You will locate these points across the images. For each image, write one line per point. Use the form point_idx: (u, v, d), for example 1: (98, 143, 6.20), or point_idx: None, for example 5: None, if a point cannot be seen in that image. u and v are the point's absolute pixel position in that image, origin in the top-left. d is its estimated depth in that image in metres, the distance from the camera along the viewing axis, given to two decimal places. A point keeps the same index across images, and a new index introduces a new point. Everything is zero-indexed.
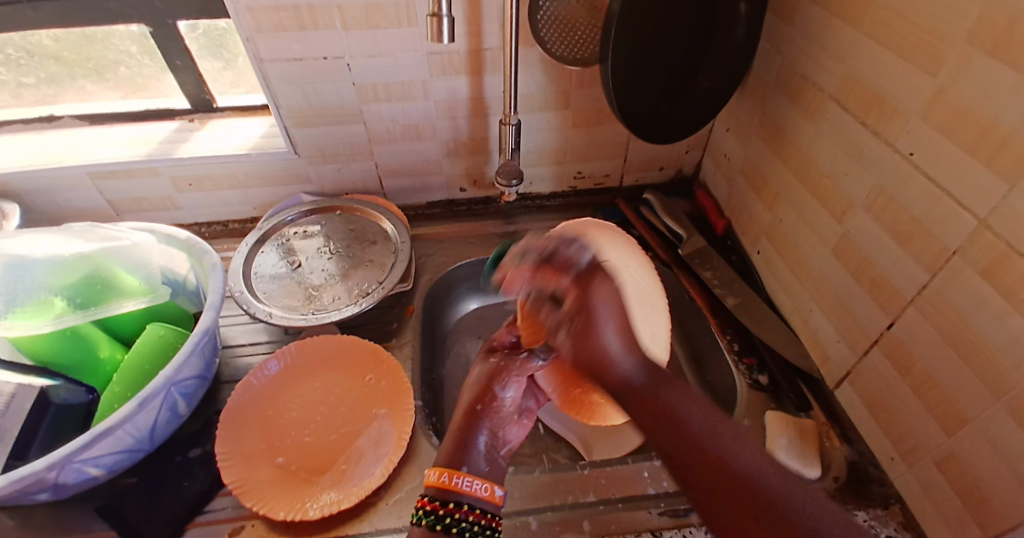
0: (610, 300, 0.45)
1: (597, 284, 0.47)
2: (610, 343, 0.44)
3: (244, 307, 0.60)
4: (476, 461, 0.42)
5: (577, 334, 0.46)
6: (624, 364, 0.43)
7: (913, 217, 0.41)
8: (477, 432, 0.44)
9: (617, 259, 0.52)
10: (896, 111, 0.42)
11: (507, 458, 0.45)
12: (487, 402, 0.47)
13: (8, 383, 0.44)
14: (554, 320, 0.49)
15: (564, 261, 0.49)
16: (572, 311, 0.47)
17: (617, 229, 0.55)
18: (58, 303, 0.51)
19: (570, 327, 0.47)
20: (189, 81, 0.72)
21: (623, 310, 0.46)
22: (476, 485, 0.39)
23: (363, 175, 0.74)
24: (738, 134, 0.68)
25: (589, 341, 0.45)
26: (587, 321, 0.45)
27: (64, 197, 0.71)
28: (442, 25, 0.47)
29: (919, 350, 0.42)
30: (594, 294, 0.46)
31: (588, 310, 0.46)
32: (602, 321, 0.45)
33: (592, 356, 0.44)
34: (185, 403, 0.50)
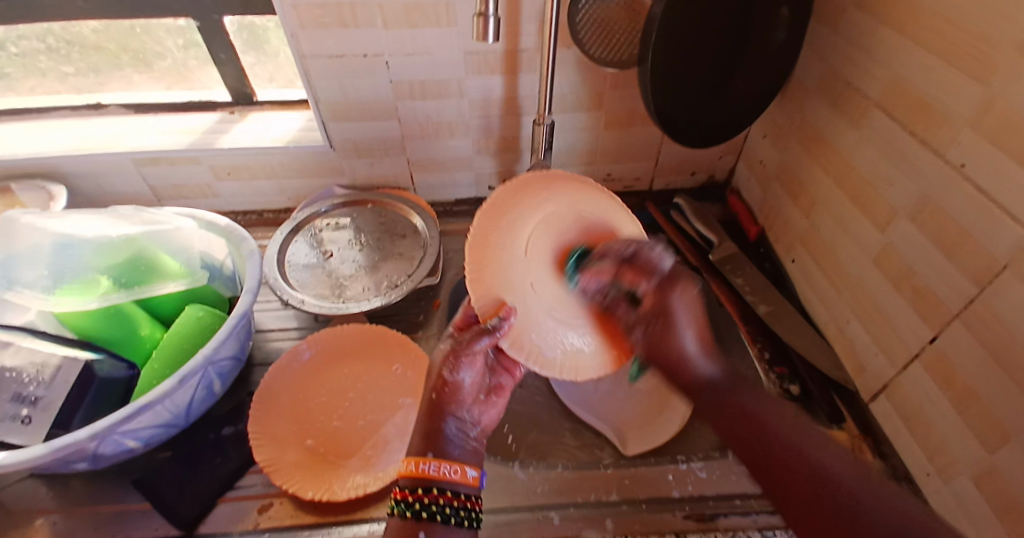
0: (689, 304, 0.45)
1: (661, 302, 0.45)
2: (687, 342, 0.44)
3: (278, 294, 0.62)
4: (447, 449, 0.42)
5: (656, 339, 0.44)
6: (704, 368, 0.44)
7: (960, 228, 0.40)
8: (443, 421, 0.43)
9: (664, 297, 0.45)
10: (944, 120, 0.41)
11: (478, 441, 0.45)
12: (441, 389, 0.44)
13: (53, 355, 0.44)
14: (630, 321, 0.45)
15: (647, 261, 0.44)
16: (650, 317, 0.45)
17: (656, 254, 0.44)
18: (104, 281, 0.53)
19: (644, 331, 0.45)
20: (231, 74, 0.74)
21: (691, 318, 0.45)
22: (446, 470, 0.40)
23: (395, 170, 0.76)
24: (775, 140, 0.67)
25: (669, 345, 0.44)
26: (664, 326, 0.44)
27: (110, 182, 0.74)
28: (487, 26, 0.48)
29: (961, 364, 0.41)
30: (670, 314, 0.44)
31: (667, 318, 0.44)
32: (678, 324, 0.45)
33: (669, 356, 0.44)
34: (220, 383, 0.52)
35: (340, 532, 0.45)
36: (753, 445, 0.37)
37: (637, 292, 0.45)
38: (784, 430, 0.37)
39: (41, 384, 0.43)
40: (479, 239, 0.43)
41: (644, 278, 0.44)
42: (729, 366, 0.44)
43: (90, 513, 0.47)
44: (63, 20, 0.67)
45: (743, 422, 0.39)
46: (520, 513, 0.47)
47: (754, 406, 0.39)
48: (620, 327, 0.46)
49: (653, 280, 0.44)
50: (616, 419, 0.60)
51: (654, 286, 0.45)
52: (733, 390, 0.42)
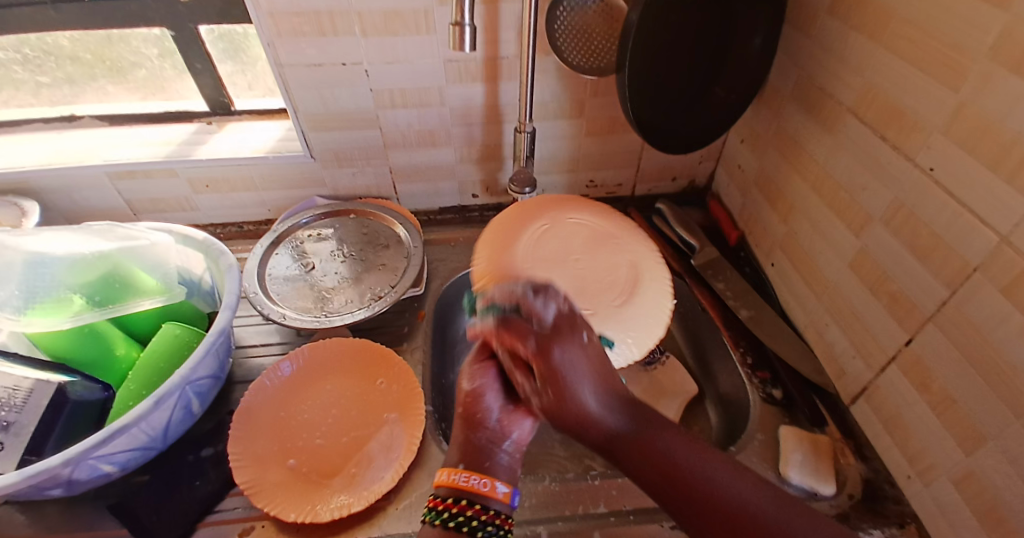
0: (580, 358, 0.36)
1: (550, 366, 0.36)
2: (589, 400, 0.35)
3: (258, 308, 0.61)
4: (479, 462, 0.42)
5: (552, 405, 0.36)
6: (606, 422, 0.35)
7: (933, 233, 0.41)
8: (476, 433, 0.43)
9: (551, 352, 0.36)
10: (916, 126, 0.42)
11: (515, 456, 0.44)
12: (467, 404, 0.44)
13: (26, 377, 0.43)
14: (528, 389, 0.38)
15: (519, 323, 0.37)
16: (547, 389, 0.35)
17: (539, 305, 0.37)
18: (77, 300, 0.51)
19: (539, 400, 0.37)
20: (208, 84, 0.73)
21: (588, 370, 0.36)
22: (476, 482, 0.39)
23: (377, 179, 0.75)
24: (753, 145, 0.68)
25: (567, 397, 0.35)
26: (559, 384, 0.35)
27: (84, 196, 0.72)
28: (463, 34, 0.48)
29: (938, 367, 0.42)
30: (563, 375, 0.35)
31: (552, 374, 0.35)
32: (578, 384, 0.35)
33: (573, 416, 0.35)
34: (198, 402, 0.51)
35: None
36: (682, 501, 0.31)
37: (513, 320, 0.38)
38: (712, 475, 0.31)
39: (12, 409, 0.41)
40: (492, 230, 0.57)
41: (528, 332, 0.37)
42: (632, 405, 0.36)
43: None
44: (34, 30, 0.65)
45: (653, 474, 0.33)
46: None
47: (664, 446, 0.33)
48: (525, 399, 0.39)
49: (529, 340, 0.37)
50: None
51: (542, 337, 0.36)
52: (644, 437, 0.34)
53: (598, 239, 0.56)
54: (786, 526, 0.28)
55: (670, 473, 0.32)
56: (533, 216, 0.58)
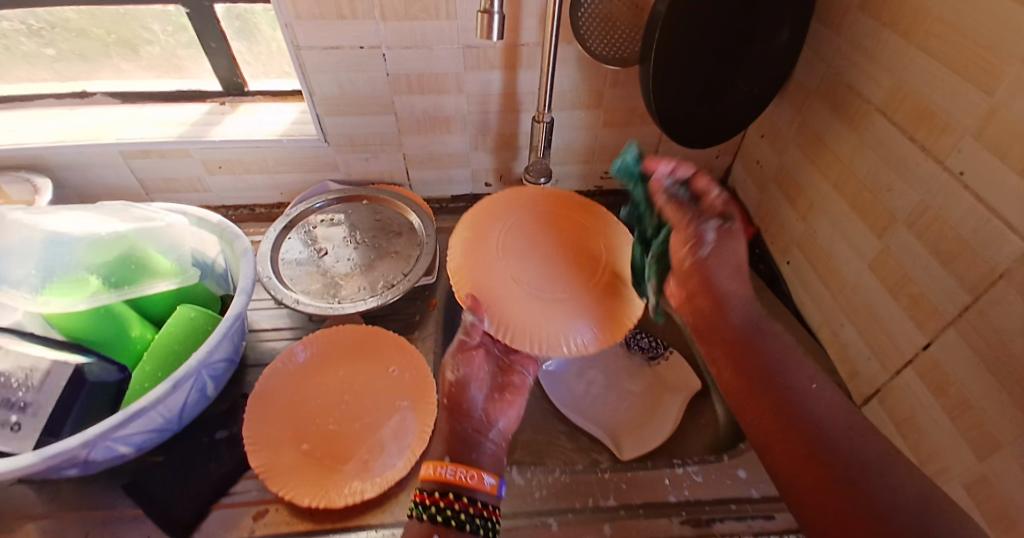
0: (728, 259, 0.46)
1: (720, 237, 0.46)
2: (725, 285, 0.45)
3: (271, 292, 0.61)
4: (465, 453, 0.43)
5: (703, 267, 0.45)
6: (736, 314, 0.44)
7: (959, 237, 0.40)
8: (461, 424, 0.45)
9: (724, 235, 0.47)
10: (947, 127, 0.41)
11: (500, 444, 0.46)
12: (452, 396, 0.47)
13: (43, 359, 0.43)
14: (689, 237, 0.46)
15: (711, 205, 0.47)
16: (702, 231, 0.46)
17: (723, 199, 0.47)
18: (94, 281, 0.51)
19: (695, 253, 0.46)
20: (222, 64, 0.72)
21: (736, 266, 0.46)
22: (462, 474, 0.41)
23: (391, 166, 0.75)
24: (773, 141, 0.67)
25: (707, 282, 0.45)
26: (711, 257, 0.46)
27: (97, 174, 0.71)
28: (491, 22, 0.47)
29: (956, 372, 0.41)
30: (722, 248, 0.46)
31: (717, 248, 0.46)
32: (722, 268, 0.45)
33: (701, 300, 0.45)
34: (213, 385, 0.51)
35: None
36: (758, 390, 0.39)
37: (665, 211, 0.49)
38: (802, 388, 0.38)
39: (30, 389, 0.42)
40: (462, 237, 0.56)
41: (709, 213, 0.47)
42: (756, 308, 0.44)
43: (81, 518, 0.47)
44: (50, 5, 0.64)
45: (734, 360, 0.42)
46: (518, 519, 0.47)
47: (798, 399, 0.37)
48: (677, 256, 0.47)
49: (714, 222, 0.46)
50: (612, 424, 0.60)
51: (721, 223, 0.47)
52: (748, 357, 0.41)
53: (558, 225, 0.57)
54: (854, 454, 0.33)
55: (778, 411, 0.37)
56: (495, 217, 0.57)
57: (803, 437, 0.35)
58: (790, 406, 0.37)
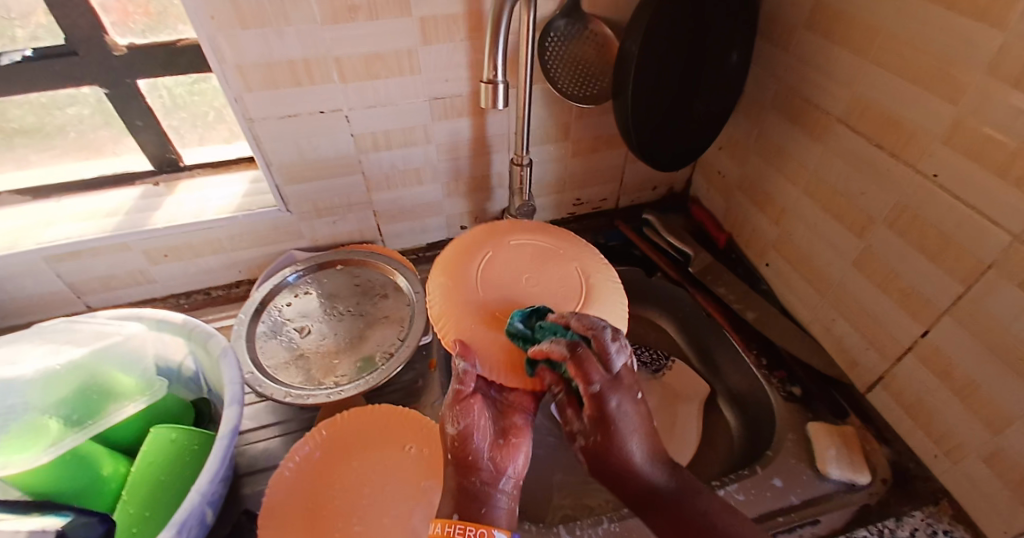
0: (637, 418, 0.38)
1: (599, 411, 0.37)
2: (637, 454, 0.37)
3: (256, 388, 0.55)
4: (473, 510, 0.37)
5: (597, 452, 0.37)
6: (652, 476, 0.37)
7: (942, 233, 0.44)
8: (469, 479, 0.38)
9: (604, 409, 0.36)
10: (914, 135, 0.44)
11: (513, 496, 0.39)
12: (456, 449, 0.39)
13: (17, 532, 0.36)
14: (574, 427, 0.39)
15: (588, 358, 0.37)
16: (596, 429, 0.37)
17: (611, 349, 0.38)
18: (54, 423, 0.44)
19: (585, 442, 0.38)
20: (152, 140, 0.65)
21: (641, 428, 0.38)
22: (471, 533, 0.35)
23: (360, 225, 0.70)
24: (733, 153, 0.70)
25: (610, 454, 0.37)
26: (606, 438, 0.37)
27: (15, 286, 0.61)
28: (496, 93, 0.49)
29: (956, 355, 0.45)
30: (611, 427, 0.37)
31: (610, 425, 0.37)
32: (624, 438, 0.37)
33: (614, 469, 0.37)
34: (213, 510, 0.45)
35: None
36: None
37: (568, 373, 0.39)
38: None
39: None
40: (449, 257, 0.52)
41: (583, 380, 0.36)
42: (676, 469, 0.38)
43: None
44: None
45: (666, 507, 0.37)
46: None
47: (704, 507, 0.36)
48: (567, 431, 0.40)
49: (597, 382, 0.36)
50: None
51: (592, 392, 0.36)
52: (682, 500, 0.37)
53: (549, 257, 0.53)
54: None
55: None
56: (477, 247, 0.53)
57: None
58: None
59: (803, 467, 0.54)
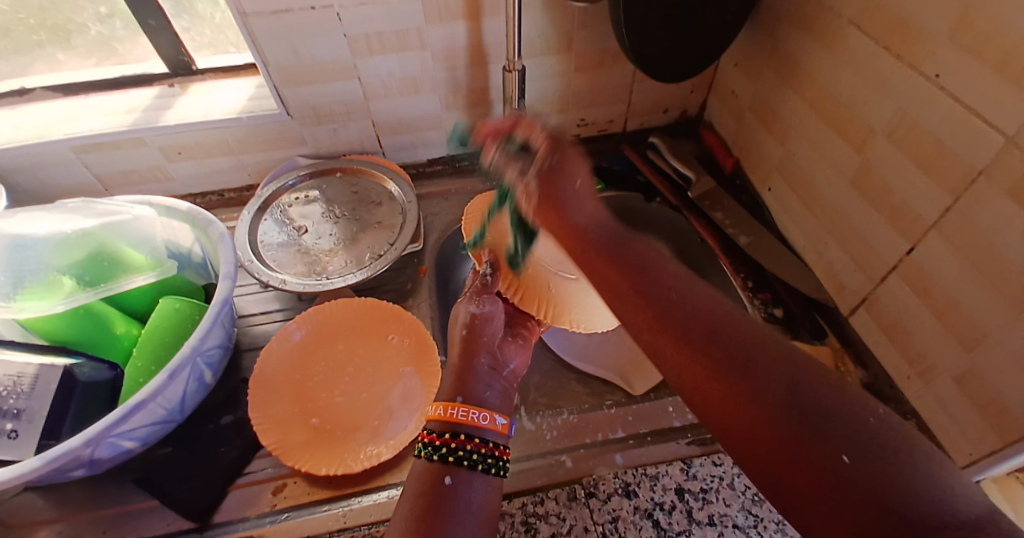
0: (574, 170, 0.46)
1: (552, 146, 0.46)
2: (577, 185, 0.46)
3: (256, 276, 0.59)
4: (477, 393, 0.42)
5: (550, 173, 0.46)
6: (591, 209, 0.45)
7: (937, 141, 0.41)
8: (474, 359, 0.45)
9: (559, 150, 0.46)
10: (921, 34, 0.41)
11: (507, 384, 0.46)
12: (473, 327, 0.47)
13: (29, 363, 0.42)
14: (528, 168, 0.47)
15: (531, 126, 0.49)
16: (547, 151, 0.46)
17: (536, 120, 0.49)
18: (68, 282, 0.49)
19: (538, 167, 0.46)
20: (165, 41, 0.66)
21: (581, 169, 0.46)
22: (474, 415, 0.39)
23: (361, 135, 0.72)
24: (747, 70, 0.66)
25: (559, 203, 0.45)
26: (558, 160, 0.46)
27: (49, 175, 0.68)
28: None
29: (938, 270, 0.43)
30: (562, 153, 0.46)
31: (561, 153, 0.46)
32: (573, 164, 0.46)
33: (558, 195, 0.45)
34: (211, 373, 0.50)
35: (358, 501, 0.46)
36: (676, 348, 0.32)
37: (525, 140, 0.47)
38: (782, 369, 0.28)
39: (20, 396, 0.41)
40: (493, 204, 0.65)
41: (534, 128, 0.48)
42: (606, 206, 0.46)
43: (97, 518, 0.46)
44: None
45: (645, 314, 0.35)
46: (532, 460, 0.48)
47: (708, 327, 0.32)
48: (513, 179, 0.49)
49: (533, 157, 0.47)
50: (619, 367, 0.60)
51: (545, 132, 0.47)
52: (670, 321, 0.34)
53: None
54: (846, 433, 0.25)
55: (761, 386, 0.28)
56: None
57: (799, 409, 0.26)
58: (752, 376, 0.28)
59: None
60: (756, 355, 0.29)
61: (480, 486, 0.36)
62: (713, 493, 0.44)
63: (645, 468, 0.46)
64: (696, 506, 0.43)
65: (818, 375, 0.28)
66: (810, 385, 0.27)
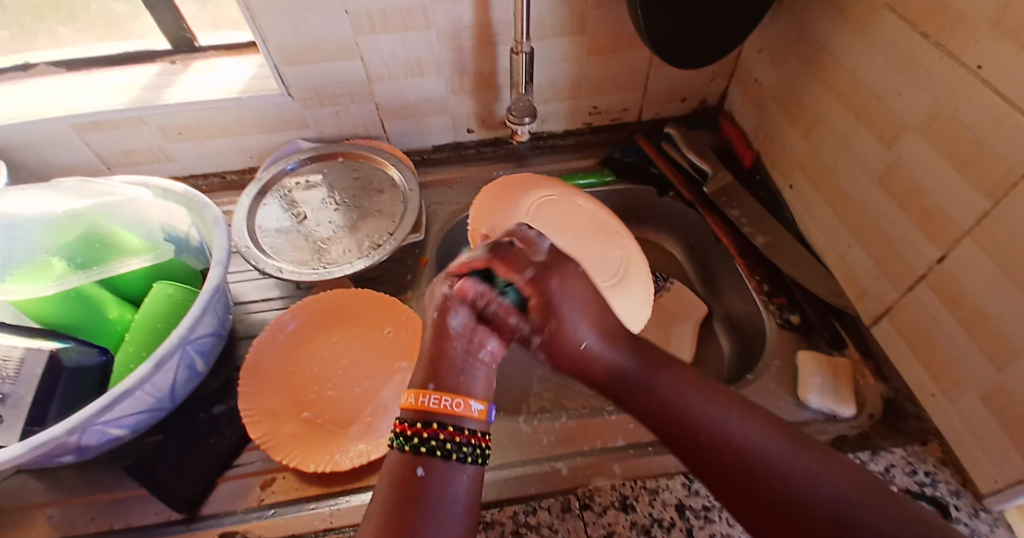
0: (576, 290, 0.39)
1: (542, 298, 0.37)
2: (590, 341, 0.38)
3: (252, 263, 0.58)
4: (455, 378, 0.37)
5: (553, 343, 0.37)
6: (608, 355, 0.39)
7: (975, 139, 0.37)
8: (447, 344, 0.38)
9: (547, 294, 0.37)
10: (962, 18, 0.37)
11: (488, 365, 0.39)
12: (443, 311, 0.38)
13: (14, 348, 0.40)
14: (522, 333, 0.38)
15: (518, 253, 0.39)
16: (541, 320, 0.37)
17: (530, 237, 0.40)
18: (57, 263, 0.48)
19: (541, 340, 0.37)
20: (166, 17, 0.65)
21: (586, 311, 0.39)
22: (447, 403, 0.36)
23: (364, 118, 0.70)
24: (771, 57, 0.62)
25: (566, 344, 0.38)
26: (557, 322, 0.37)
27: (51, 153, 0.67)
28: None
29: (972, 282, 0.39)
30: (558, 313, 0.37)
31: (558, 316, 0.37)
32: (575, 313, 0.38)
33: (572, 354, 0.38)
34: (202, 361, 0.49)
35: (347, 500, 0.44)
36: (727, 478, 0.34)
37: (511, 287, 0.37)
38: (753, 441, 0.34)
39: (6, 380, 0.39)
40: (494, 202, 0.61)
41: (518, 272, 0.38)
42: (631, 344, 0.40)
43: (87, 503, 0.46)
44: None
45: (682, 428, 0.36)
46: (528, 466, 0.47)
47: (673, 391, 0.37)
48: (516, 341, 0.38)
49: (532, 269, 0.38)
50: None
51: (531, 278, 0.38)
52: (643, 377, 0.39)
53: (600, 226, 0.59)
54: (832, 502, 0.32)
55: (744, 468, 0.34)
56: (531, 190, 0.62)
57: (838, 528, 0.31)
58: (797, 496, 0.32)
59: (782, 392, 0.51)
60: (796, 468, 0.33)
61: (456, 474, 0.34)
62: (715, 512, 0.42)
63: (645, 481, 0.44)
64: (696, 523, 0.41)
65: (851, 479, 0.33)
66: (858, 508, 0.31)
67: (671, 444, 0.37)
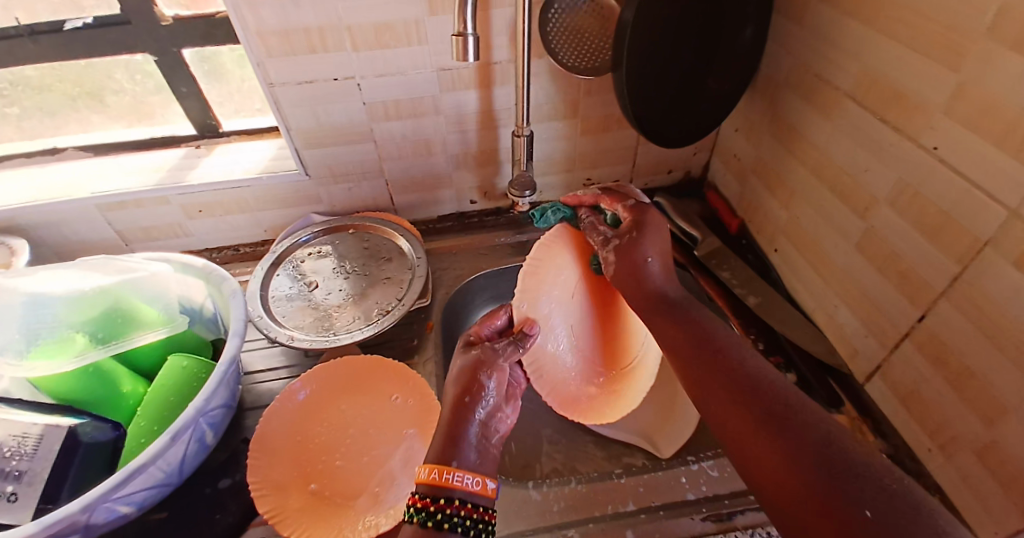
0: (660, 222, 0.50)
1: (638, 218, 0.51)
2: (652, 261, 0.48)
3: (264, 332, 0.60)
4: (467, 455, 0.39)
5: (625, 248, 0.49)
6: (665, 285, 0.47)
7: (941, 210, 0.42)
8: (467, 425, 0.41)
9: (642, 214, 0.51)
10: (918, 108, 0.42)
11: (498, 446, 0.42)
12: (474, 392, 0.42)
13: (34, 424, 0.41)
14: (608, 236, 0.51)
15: (628, 193, 0.54)
16: (628, 230, 0.50)
17: (637, 192, 0.54)
18: (80, 339, 0.50)
19: (617, 241, 0.50)
20: (195, 107, 0.71)
21: (660, 240, 0.49)
22: (467, 480, 0.36)
23: (375, 193, 0.74)
24: (748, 135, 0.68)
25: (632, 257, 0.48)
26: (637, 236, 0.49)
27: (73, 231, 0.70)
28: (466, 45, 0.48)
29: (953, 340, 0.42)
30: (644, 227, 0.50)
31: (642, 230, 0.49)
32: (648, 241, 0.49)
33: (633, 269, 0.48)
34: (212, 433, 0.49)
35: None
36: (734, 401, 0.35)
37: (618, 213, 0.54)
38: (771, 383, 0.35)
39: (23, 457, 0.40)
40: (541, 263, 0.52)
41: (622, 202, 0.53)
42: (688, 293, 0.47)
43: None
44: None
45: (720, 387, 0.36)
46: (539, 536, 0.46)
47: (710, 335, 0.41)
48: (600, 243, 0.52)
49: (634, 201, 0.52)
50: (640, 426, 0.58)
51: (631, 206, 0.52)
52: (694, 318, 0.44)
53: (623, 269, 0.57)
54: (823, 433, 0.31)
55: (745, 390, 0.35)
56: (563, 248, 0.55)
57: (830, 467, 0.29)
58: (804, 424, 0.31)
59: None
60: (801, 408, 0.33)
61: None
62: None
63: None
64: None
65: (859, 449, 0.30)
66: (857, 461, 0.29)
67: (717, 411, 0.36)
